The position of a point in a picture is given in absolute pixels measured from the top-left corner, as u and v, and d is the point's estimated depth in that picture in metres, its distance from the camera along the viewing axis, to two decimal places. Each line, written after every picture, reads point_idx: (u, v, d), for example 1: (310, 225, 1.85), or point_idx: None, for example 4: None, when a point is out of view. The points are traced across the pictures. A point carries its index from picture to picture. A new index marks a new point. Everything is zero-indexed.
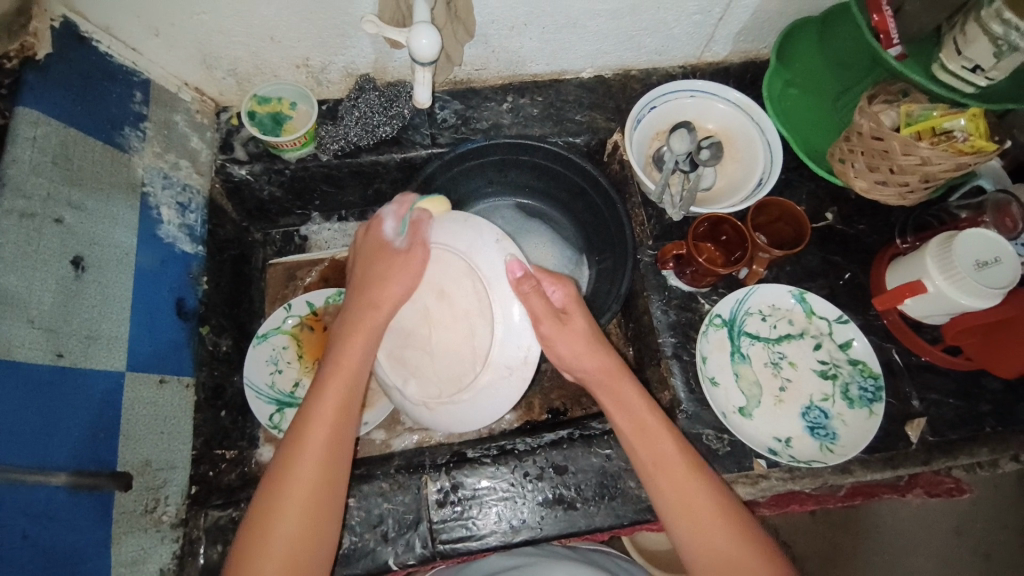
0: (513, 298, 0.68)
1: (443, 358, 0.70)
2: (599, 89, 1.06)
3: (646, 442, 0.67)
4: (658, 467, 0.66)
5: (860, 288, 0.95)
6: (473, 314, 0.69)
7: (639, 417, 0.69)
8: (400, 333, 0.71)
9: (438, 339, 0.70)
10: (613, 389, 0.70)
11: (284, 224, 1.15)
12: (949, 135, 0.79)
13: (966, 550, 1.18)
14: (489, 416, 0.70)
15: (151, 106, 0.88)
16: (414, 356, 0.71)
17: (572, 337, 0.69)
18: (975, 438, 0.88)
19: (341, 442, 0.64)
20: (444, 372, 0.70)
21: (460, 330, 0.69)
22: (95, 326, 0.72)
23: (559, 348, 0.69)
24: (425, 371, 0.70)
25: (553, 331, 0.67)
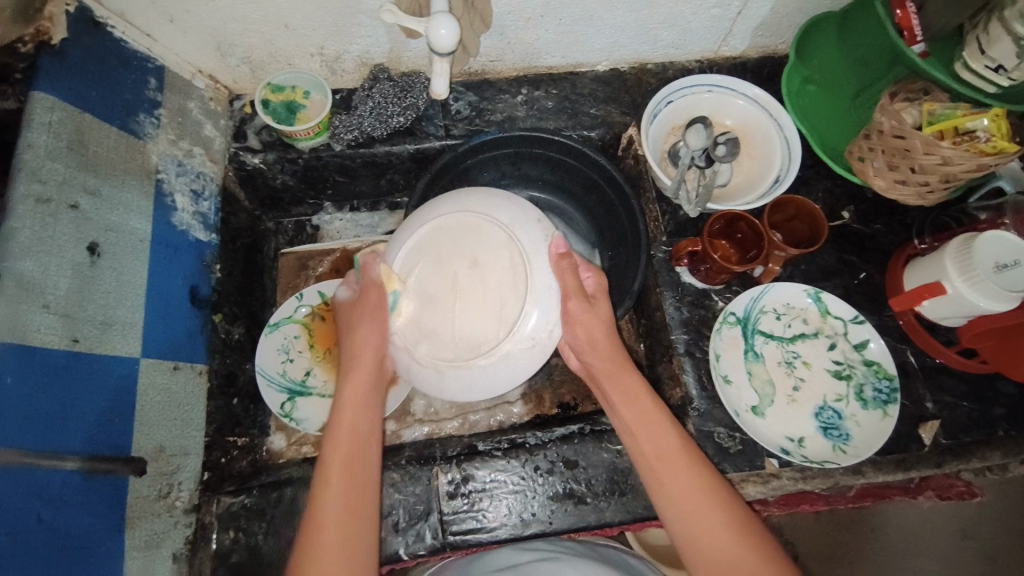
0: (549, 274, 0.67)
1: (465, 323, 0.66)
2: (614, 83, 1.05)
3: (648, 439, 0.67)
4: (658, 465, 0.66)
5: (875, 287, 0.94)
6: (506, 285, 0.66)
7: (645, 414, 0.69)
8: (424, 294, 0.68)
9: (463, 304, 0.66)
10: (618, 380, 0.71)
11: (296, 213, 1.15)
12: (971, 135, 0.78)
13: (975, 554, 1.17)
14: (502, 386, 0.67)
15: (166, 93, 0.88)
16: (435, 319, 0.67)
17: (588, 325, 0.70)
18: (989, 442, 0.87)
19: (364, 459, 0.64)
20: (463, 337, 0.66)
21: (488, 298, 0.66)
22: (110, 312, 0.72)
23: (578, 330, 0.70)
24: (443, 335, 0.66)
25: (579, 310, 0.68)
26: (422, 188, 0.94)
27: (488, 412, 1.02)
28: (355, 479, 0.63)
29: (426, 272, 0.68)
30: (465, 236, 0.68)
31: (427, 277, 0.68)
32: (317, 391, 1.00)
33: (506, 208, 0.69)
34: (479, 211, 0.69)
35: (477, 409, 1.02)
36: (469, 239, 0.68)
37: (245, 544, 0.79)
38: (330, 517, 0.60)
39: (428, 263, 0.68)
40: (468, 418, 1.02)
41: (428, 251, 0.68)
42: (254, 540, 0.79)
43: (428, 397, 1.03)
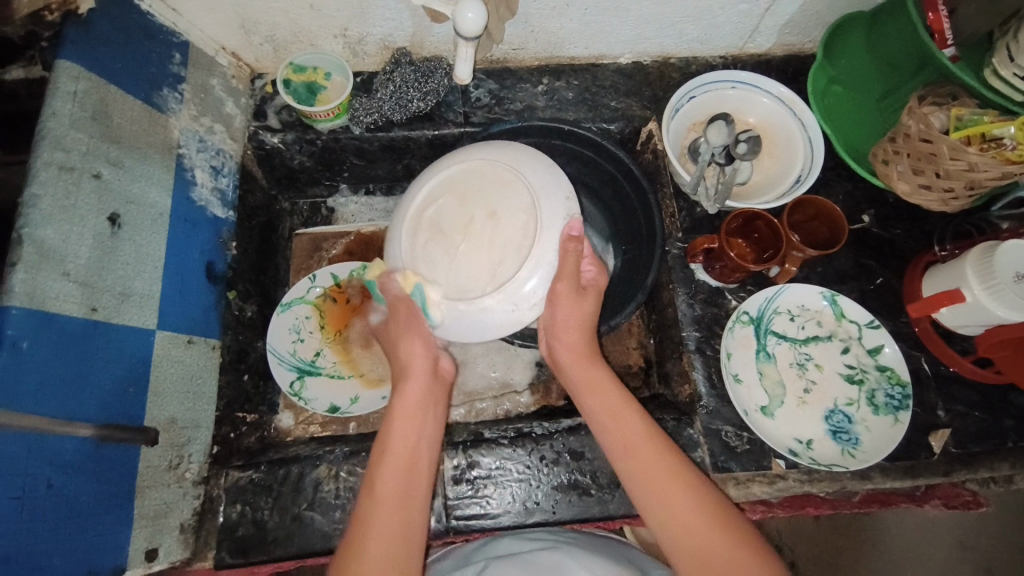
0: (552, 250, 0.67)
1: (461, 267, 0.68)
2: (636, 75, 1.04)
3: (615, 431, 0.67)
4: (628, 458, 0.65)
5: (892, 293, 0.93)
6: (513, 244, 0.67)
7: (611, 405, 0.69)
8: (438, 223, 0.70)
9: (465, 248, 0.68)
10: (585, 372, 0.72)
11: (312, 194, 1.15)
12: (998, 143, 0.76)
13: (976, 568, 1.16)
14: (475, 335, 0.69)
15: (189, 68, 0.88)
16: (437, 252, 0.69)
17: (564, 308, 0.69)
18: (998, 453, 0.87)
19: (415, 470, 0.64)
20: (451, 275, 0.68)
21: (492, 252, 0.67)
22: (128, 283, 0.73)
23: (557, 310, 0.69)
24: (437, 269, 0.68)
25: (565, 293, 0.67)
26: None
27: (495, 400, 1.03)
28: (405, 491, 0.62)
29: (448, 204, 0.70)
30: (495, 185, 0.69)
31: (447, 208, 0.69)
32: (326, 372, 1.00)
33: (542, 175, 0.70)
34: (517, 168, 0.70)
35: (484, 397, 1.03)
36: (499, 189, 0.69)
37: (250, 519, 0.79)
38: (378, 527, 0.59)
39: (456, 194, 0.70)
40: (475, 406, 1.02)
41: (458, 185, 0.70)
42: (259, 515, 0.79)
43: None
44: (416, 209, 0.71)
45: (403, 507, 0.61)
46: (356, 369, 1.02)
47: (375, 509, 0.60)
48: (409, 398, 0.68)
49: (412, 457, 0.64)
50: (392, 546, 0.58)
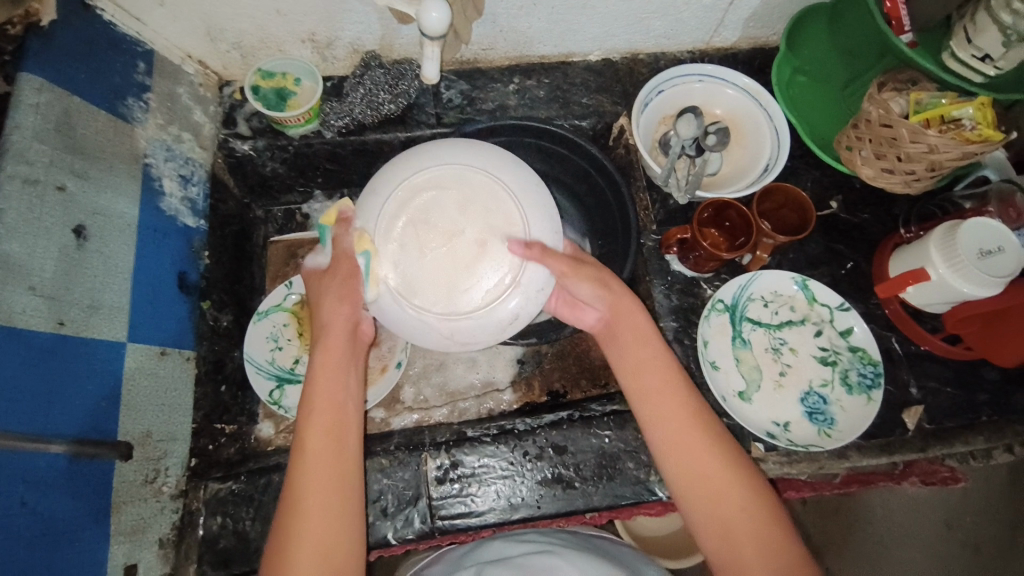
0: (515, 304, 0.66)
1: (424, 276, 0.65)
2: (606, 72, 1.05)
3: (643, 389, 0.69)
4: (673, 439, 0.66)
5: (862, 276, 0.95)
6: (483, 279, 0.65)
7: (646, 356, 0.70)
8: (429, 211, 0.66)
9: (438, 259, 0.65)
10: (623, 334, 0.72)
11: (286, 201, 1.14)
12: (958, 123, 0.79)
13: (956, 544, 1.19)
14: (408, 335, 0.67)
15: (154, 77, 0.87)
16: (414, 245, 0.66)
17: (586, 279, 0.70)
18: (972, 427, 0.89)
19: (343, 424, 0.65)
20: (410, 272, 0.65)
21: (460, 278, 0.65)
22: (97, 295, 0.72)
23: (581, 284, 0.70)
24: (404, 264, 0.65)
25: (581, 290, 0.71)
26: None
27: (478, 400, 1.03)
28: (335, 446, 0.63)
29: (447, 201, 0.66)
30: (500, 215, 0.67)
31: (447, 206, 0.66)
32: None
33: (547, 237, 0.68)
34: (531, 216, 0.67)
35: (467, 397, 1.03)
36: (502, 223, 0.66)
37: (232, 530, 0.78)
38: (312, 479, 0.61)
39: (463, 195, 0.66)
40: (458, 405, 1.02)
41: (469, 188, 0.67)
42: (242, 526, 0.78)
43: (419, 385, 1.03)
44: (418, 182, 0.66)
45: (336, 466, 0.62)
46: None
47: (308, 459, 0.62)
48: (330, 355, 0.68)
49: (339, 418, 0.65)
50: (329, 501, 0.61)
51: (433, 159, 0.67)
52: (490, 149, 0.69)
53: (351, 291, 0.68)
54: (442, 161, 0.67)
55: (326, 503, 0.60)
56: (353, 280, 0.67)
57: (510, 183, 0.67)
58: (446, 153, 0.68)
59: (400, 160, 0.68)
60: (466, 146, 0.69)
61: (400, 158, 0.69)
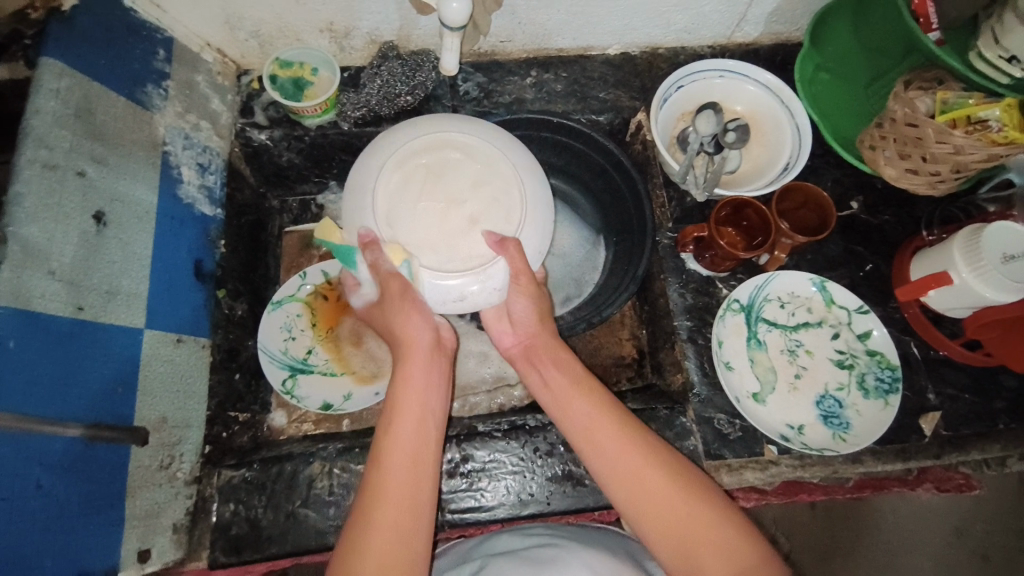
0: (462, 290, 0.67)
1: (408, 219, 0.67)
2: (625, 66, 1.03)
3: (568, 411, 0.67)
4: (616, 469, 0.61)
5: (881, 279, 0.94)
6: (450, 250, 0.67)
7: (577, 377, 0.69)
8: (445, 168, 0.68)
9: (428, 211, 0.67)
10: (544, 359, 0.72)
11: (302, 191, 1.13)
12: (983, 125, 0.76)
13: (966, 551, 1.17)
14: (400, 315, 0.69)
15: (174, 65, 0.87)
16: (417, 190, 0.67)
17: (525, 296, 0.70)
18: (989, 435, 0.87)
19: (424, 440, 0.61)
20: (397, 206, 0.67)
21: (437, 237, 0.67)
22: (115, 281, 0.72)
23: (518, 302, 0.71)
24: (400, 198, 0.67)
25: (523, 313, 0.72)
26: None
27: (488, 394, 1.03)
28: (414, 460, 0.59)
29: (466, 173, 0.69)
30: (502, 212, 0.69)
31: (465, 173, 0.69)
32: (319, 369, 0.98)
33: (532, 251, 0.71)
34: (532, 228, 0.70)
35: (477, 391, 1.03)
36: (502, 219, 0.69)
37: (244, 517, 0.78)
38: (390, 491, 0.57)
39: (483, 173, 0.69)
40: (468, 400, 1.02)
41: (491, 169, 0.69)
42: (253, 513, 0.78)
43: None
44: (454, 141, 0.69)
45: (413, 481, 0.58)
46: (348, 366, 1.00)
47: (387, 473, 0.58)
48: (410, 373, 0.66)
49: (424, 434, 0.62)
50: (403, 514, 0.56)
51: (476, 130, 0.71)
52: (530, 157, 0.73)
53: (409, 307, 0.67)
54: (481, 137, 0.70)
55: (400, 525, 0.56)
56: (407, 295, 0.67)
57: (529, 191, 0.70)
58: (489, 134, 0.71)
59: (445, 114, 0.71)
60: (509, 139, 0.72)
61: (452, 114, 0.72)
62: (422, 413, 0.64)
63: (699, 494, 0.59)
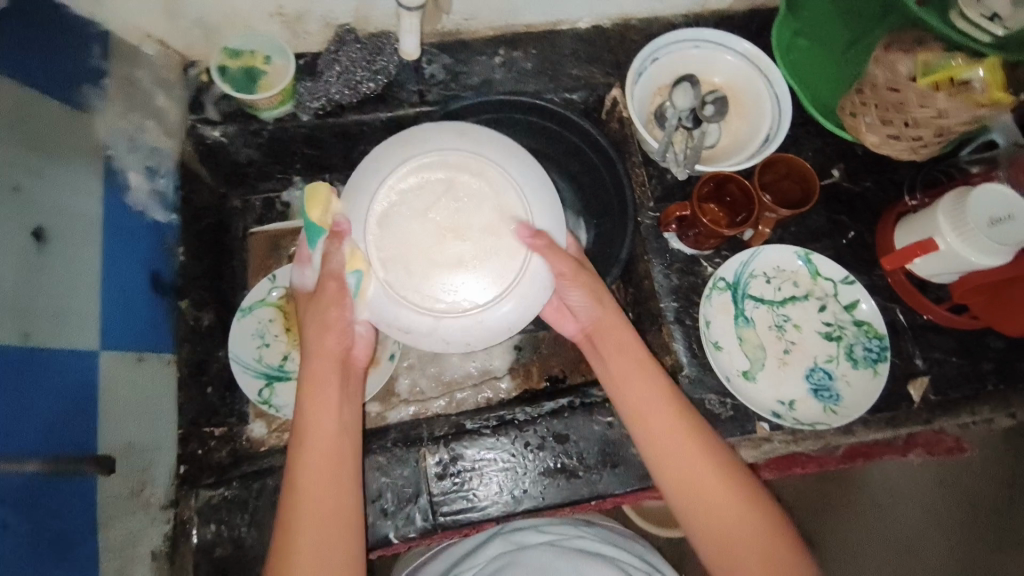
0: (408, 320, 0.65)
1: (407, 231, 0.66)
2: (597, 41, 0.99)
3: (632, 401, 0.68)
4: (668, 456, 0.65)
5: (864, 247, 0.93)
6: (419, 273, 0.65)
7: (639, 365, 0.69)
8: (464, 199, 0.66)
9: (427, 230, 0.67)
10: (607, 347, 0.72)
11: (264, 189, 1.06)
12: (967, 86, 0.75)
13: (953, 503, 1.20)
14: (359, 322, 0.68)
15: (112, 61, 0.80)
16: (430, 204, 0.66)
17: (582, 287, 0.69)
18: (976, 396, 0.88)
19: (340, 457, 0.64)
20: (398, 207, 0.66)
21: (416, 259, 0.66)
22: (64, 303, 0.67)
23: (574, 293, 0.70)
24: (411, 203, 0.66)
25: (580, 304, 0.71)
26: None
27: (475, 389, 1.00)
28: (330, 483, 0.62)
29: (481, 214, 0.67)
30: (490, 267, 0.66)
31: (483, 215, 0.67)
32: (297, 376, 0.94)
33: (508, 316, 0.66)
34: (513, 300, 0.66)
35: (463, 387, 1.00)
36: (488, 275, 0.66)
37: (227, 537, 0.75)
38: (308, 514, 0.60)
39: (498, 222, 0.67)
40: (455, 396, 0.99)
41: (506, 221, 0.67)
42: (237, 533, 0.75)
43: (414, 375, 1.00)
44: (489, 173, 0.67)
45: (329, 502, 0.62)
46: None
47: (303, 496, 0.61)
48: (325, 386, 0.66)
49: (336, 454, 0.63)
50: (320, 535, 0.60)
51: (517, 176, 0.67)
52: (558, 230, 0.69)
53: (337, 318, 0.66)
54: (520, 190, 0.67)
55: (319, 548, 0.60)
56: (341, 305, 0.65)
57: (529, 233, 0.66)
58: (530, 191, 0.67)
59: (502, 147, 0.68)
60: (551, 203, 0.68)
61: (503, 139, 0.69)
62: (338, 428, 0.65)
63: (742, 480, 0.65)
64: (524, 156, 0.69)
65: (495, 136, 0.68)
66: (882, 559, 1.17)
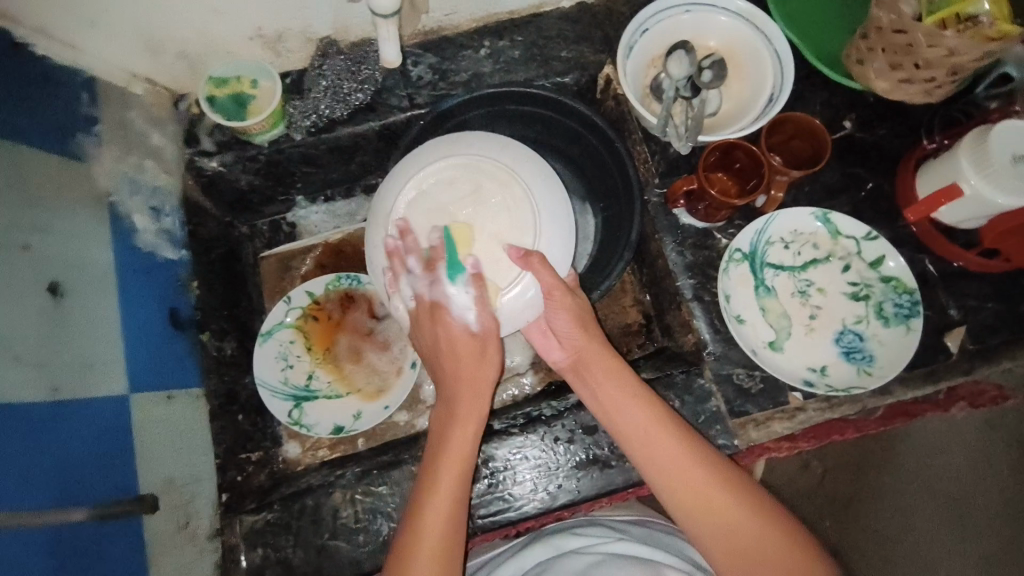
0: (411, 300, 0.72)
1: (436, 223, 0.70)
2: (583, 18, 0.96)
3: (625, 426, 0.68)
4: (671, 477, 0.64)
5: (884, 198, 0.89)
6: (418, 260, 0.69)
7: (625, 389, 0.70)
8: (484, 203, 0.70)
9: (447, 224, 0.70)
10: (594, 365, 0.72)
11: (269, 212, 1.06)
12: (974, 20, 0.71)
13: (1002, 444, 1.16)
14: None
15: (102, 106, 0.81)
16: (455, 201, 0.70)
17: (567, 311, 0.70)
18: (1017, 341, 0.84)
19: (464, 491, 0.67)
20: (425, 193, 0.70)
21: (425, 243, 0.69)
22: (88, 353, 0.69)
23: (558, 313, 0.71)
24: (439, 194, 0.70)
25: (563, 327, 0.72)
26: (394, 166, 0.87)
27: (500, 387, 1.00)
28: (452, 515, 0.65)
29: (492, 220, 0.70)
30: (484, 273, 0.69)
31: (500, 224, 0.70)
32: (323, 394, 0.95)
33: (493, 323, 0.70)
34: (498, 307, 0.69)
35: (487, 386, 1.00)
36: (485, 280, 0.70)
37: (275, 558, 0.77)
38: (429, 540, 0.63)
39: (507, 233, 0.70)
40: None
41: (513, 234, 0.70)
42: (283, 554, 0.77)
43: None
44: (517, 186, 0.70)
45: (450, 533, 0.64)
46: (351, 384, 0.96)
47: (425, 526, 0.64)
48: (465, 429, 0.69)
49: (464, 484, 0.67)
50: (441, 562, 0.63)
51: (540, 194, 0.70)
52: (561, 258, 0.72)
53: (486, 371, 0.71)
54: (537, 209, 0.70)
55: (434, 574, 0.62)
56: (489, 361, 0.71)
57: (519, 255, 0.68)
58: (546, 212, 0.70)
59: (536, 170, 0.72)
60: (563, 231, 0.71)
61: (536, 158, 0.72)
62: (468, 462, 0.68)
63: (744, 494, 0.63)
64: (554, 181, 0.73)
65: (531, 154, 0.72)
66: (934, 512, 1.15)
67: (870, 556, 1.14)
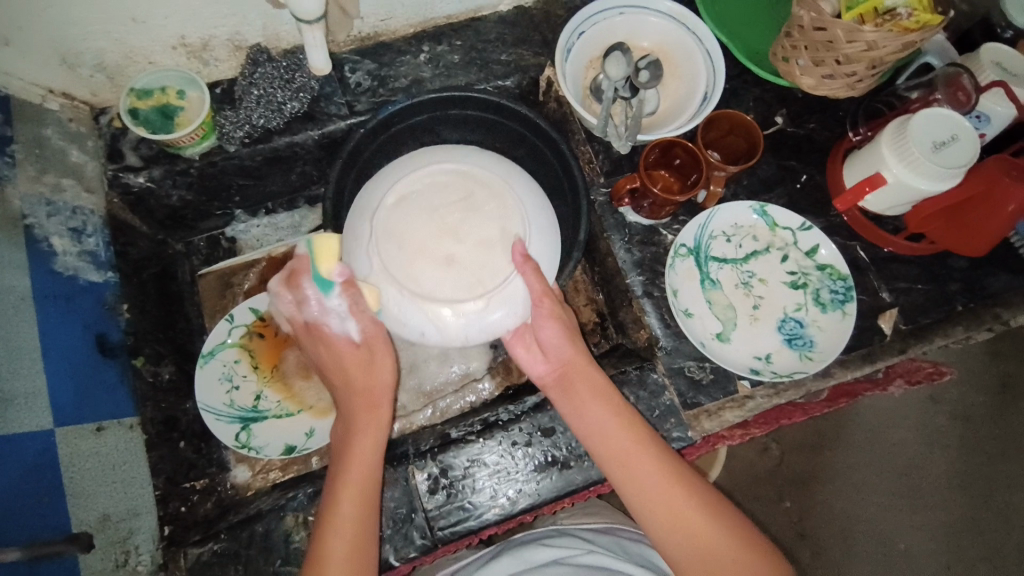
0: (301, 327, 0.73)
1: (416, 225, 0.67)
2: (521, 22, 0.96)
3: (613, 449, 0.67)
4: (653, 501, 0.64)
5: (817, 189, 0.92)
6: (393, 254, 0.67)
7: (611, 410, 0.68)
8: (474, 210, 0.68)
9: (434, 224, 0.67)
10: (579, 385, 0.70)
11: (205, 227, 1.02)
12: (892, 14, 0.75)
13: (944, 416, 1.23)
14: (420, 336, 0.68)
15: (15, 125, 0.76)
16: (445, 206, 0.68)
17: (557, 322, 0.70)
18: (947, 319, 0.88)
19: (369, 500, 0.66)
20: (415, 196, 0.68)
21: (410, 242, 0.67)
22: (6, 387, 0.67)
23: (549, 325, 0.70)
24: (426, 195, 0.68)
25: (553, 338, 0.70)
26: (336, 175, 0.84)
27: (457, 395, 0.99)
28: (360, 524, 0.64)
29: (478, 225, 0.68)
30: (469, 279, 0.67)
31: (489, 229, 0.68)
32: (273, 413, 0.92)
33: (472, 328, 0.68)
34: (479, 312, 0.67)
35: (445, 394, 0.99)
36: (465, 285, 0.67)
37: None
38: (335, 552, 0.62)
39: (494, 240, 0.68)
40: (438, 405, 0.98)
41: (501, 241, 0.68)
42: None
43: None
44: (505, 196, 0.70)
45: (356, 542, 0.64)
46: (303, 402, 0.93)
47: (331, 541, 0.63)
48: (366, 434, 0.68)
49: (368, 490, 0.66)
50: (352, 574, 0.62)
51: (528, 207, 0.71)
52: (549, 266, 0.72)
53: (381, 373, 0.71)
54: (527, 220, 0.70)
55: None
56: (378, 366, 0.71)
57: (520, 258, 0.67)
58: (534, 228, 0.70)
59: (525, 186, 0.72)
60: (550, 240, 0.72)
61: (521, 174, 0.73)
62: (372, 464, 0.67)
63: (721, 515, 0.64)
64: (540, 196, 0.73)
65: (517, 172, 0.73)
66: (884, 485, 1.20)
67: (828, 537, 1.18)
